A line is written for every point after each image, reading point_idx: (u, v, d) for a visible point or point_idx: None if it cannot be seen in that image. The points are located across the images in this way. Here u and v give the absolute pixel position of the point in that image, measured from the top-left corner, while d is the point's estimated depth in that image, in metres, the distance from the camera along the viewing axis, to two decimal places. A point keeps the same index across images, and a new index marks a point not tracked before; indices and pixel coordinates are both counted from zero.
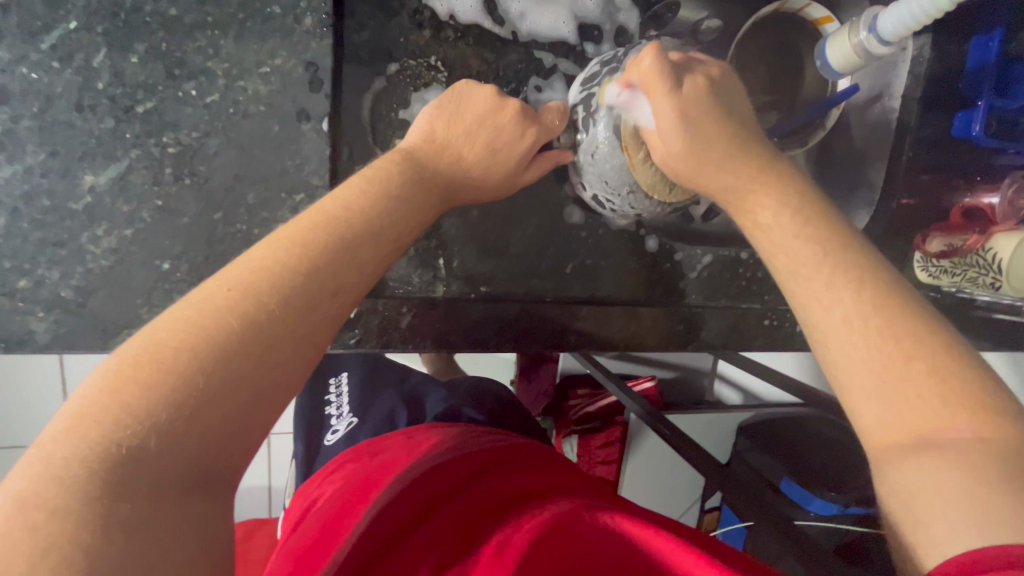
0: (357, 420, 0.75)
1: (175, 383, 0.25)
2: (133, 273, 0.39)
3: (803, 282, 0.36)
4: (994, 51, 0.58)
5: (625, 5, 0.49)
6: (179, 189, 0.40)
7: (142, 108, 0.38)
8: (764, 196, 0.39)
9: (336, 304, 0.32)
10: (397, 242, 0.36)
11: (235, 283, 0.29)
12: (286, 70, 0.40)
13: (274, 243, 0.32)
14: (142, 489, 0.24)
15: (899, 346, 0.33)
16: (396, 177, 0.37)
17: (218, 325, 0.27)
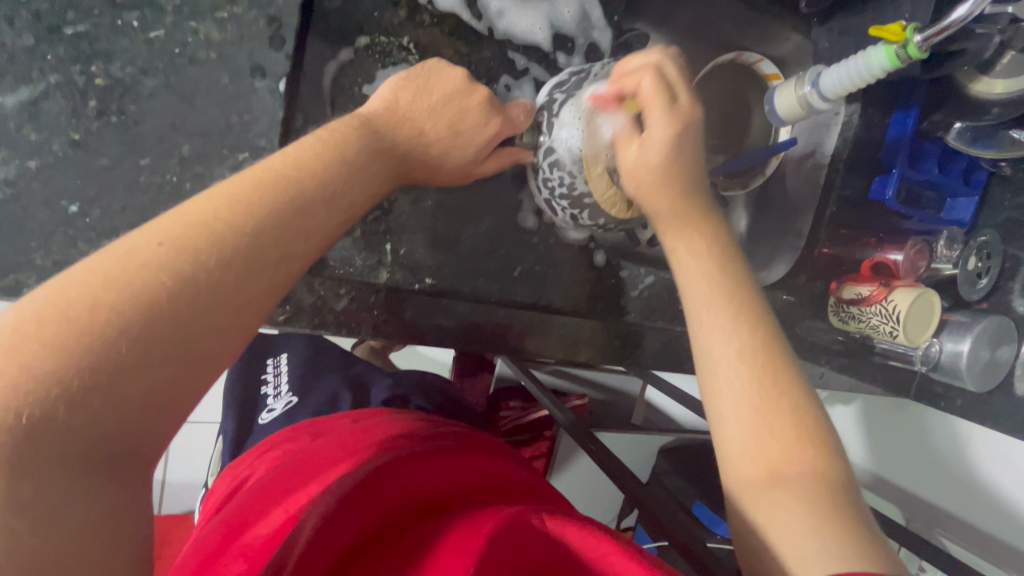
0: (297, 400, 0.71)
1: (95, 347, 0.23)
2: (32, 212, 0.35)
3: (710, 315, 0.39)
4: (911, 126, 0.66)
5: (600, 24, 0.50)
6: (101, 126, 0.36)
7: (71, 31, 0.35)
8: (692, 238, 0.42)
9: (283, 271, 0.30)
10: (349, 215, 0.34)
11: (169, 237, 0.26)
12: (245, 21, 0.38)
13: (214, 197, 0.29)
14: (50, 468, 0.21)
15: (773, 383, 0.37)
16: (351, 145, 0.35)
17: (146, 282, 0.24)
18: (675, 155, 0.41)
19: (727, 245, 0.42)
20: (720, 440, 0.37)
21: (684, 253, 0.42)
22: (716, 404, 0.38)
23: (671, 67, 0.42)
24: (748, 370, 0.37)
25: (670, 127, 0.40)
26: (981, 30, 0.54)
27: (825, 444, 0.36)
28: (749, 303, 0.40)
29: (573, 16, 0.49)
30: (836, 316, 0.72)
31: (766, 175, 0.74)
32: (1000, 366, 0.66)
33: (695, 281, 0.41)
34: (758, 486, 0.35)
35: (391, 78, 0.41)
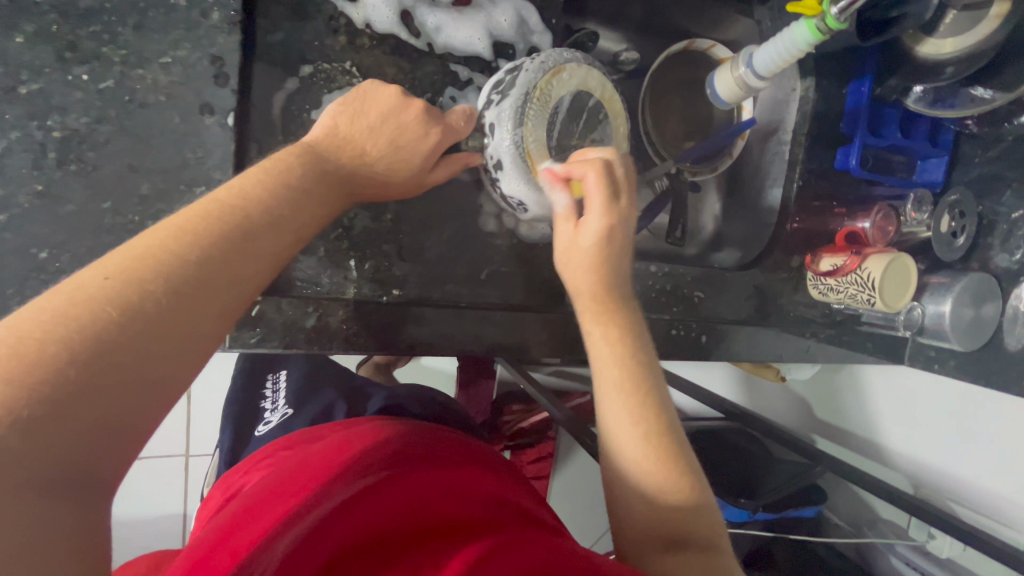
0: (291, 412, 0.74)
1: (48, 379, 0.24)
2: (5, 261, 0.37)
3: (617, 400, 0.43)
4: (866, 95, 0.67)
5: (538, 28, 0.52)
6: (63, 175, 0.38)
7: (26, 89, 0.37)
8: (604, 326, 0.45)
9: (232, 296, 0.32)
10: (299, 234, 0.37)
11: (116, 272, 0.28)
12: (189, 62, 0.40)
13: (161, 229, 0.31)
14: (3, 491, 0.22)
15: (665, 463, 0.42)
16: (297, 169, 0.38)
17: (96, 315, 0.26)
18: (602, 251, 0.45)
19: (633, 322, 0.46)
20: (622, 500, 0.43)
21: (598, 338, 0.45)
22: (619, 473, 0.43)
23: (619, 168, 0.45)
24: (647, 447, 0.42)
25: (605, 218, 0.44)
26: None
27: (708, 507, 0.42)
28: (648, 386, 0.44)
29: (511, 23, 0.51)
30: (815, 289, 0.71)
31: (734, 157, 0.75)
32: (986, 323, 0.66)
33: (604, 366, 0.44)
34: (646, 540, 0.42)
35: (334, 103, 0.43)
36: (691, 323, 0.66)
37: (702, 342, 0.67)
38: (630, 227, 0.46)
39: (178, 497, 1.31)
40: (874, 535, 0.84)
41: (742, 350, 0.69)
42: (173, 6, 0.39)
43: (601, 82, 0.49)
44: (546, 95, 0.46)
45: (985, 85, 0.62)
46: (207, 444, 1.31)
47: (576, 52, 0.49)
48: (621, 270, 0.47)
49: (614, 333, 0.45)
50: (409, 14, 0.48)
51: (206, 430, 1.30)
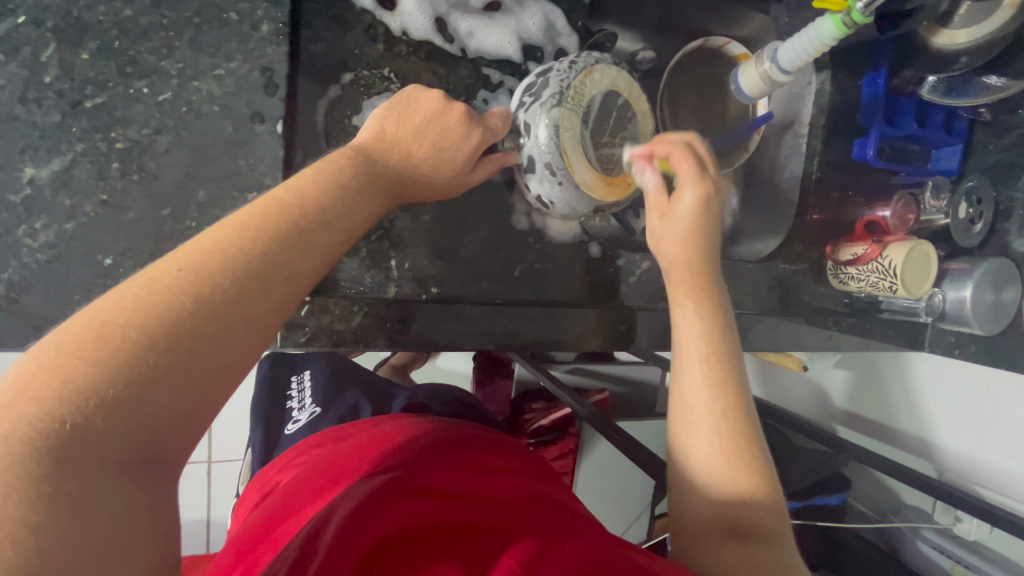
0: (319, 409, 0.76)
1: (130, 362, 0.26)
2: (73, 268, 0.39)
3: (695, 365, 0.44)
4: (881, 87, 0.68)
5: (565, 30, 0.54)
6: (125, 184, 0.40)
7: (90, 103, 0.39)
8: (688, 298, 0.46)
9: (290, 289, 0.33)
10: (350, 233, 0.38)
11: (187, 263, 0.30)
12: (241, 73, 0.41)
13: (226, 226, 0.33)
14: (88, 469, 0.24)
15: (735, 441, 0.42)
16: (348, 171, 0.39)
17: (170, 304, 0.28)
18: (693, 228, 0.46)
19: (725, 311, 0.46)
20: (685, 478, 0.44)
21: (690, 316, 0.45)
22: (688, 451, 0.44)
23: (701, 146, 0.47)
24: (720, 425, 0.43)
25: (700, 190, 0.46)
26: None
27: (777, 497, 0.42)
28: (726, 366, 0.44)
29: (539, 27, 0.53)
30: (835, 278, 0.73)
31: (749, 151, 0.76)
32: (1008, 307, 0.67)
33: (690, 338, 0.45)
34: (708, 520, 0.42)
35: (377, 108, 0.45)
36: None
37: None
38: (722, 209, 0.47)
39: (202, 503, 1.33)
40: (900, 522, 0.84)
41: (768, 339, 0.70)
42: (226, 20, 0.41)
43: (630, 83, 0.50)
44: (580, 95, 0.48)
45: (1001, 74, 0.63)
46: (230, 450, 1.32)
47: (606, 57, 0.51)
48: (718, 266, 0.48)
49: (701, 312, 0.45)
50: (443, 20, 0.49)
51: (228, 436, 1.32)
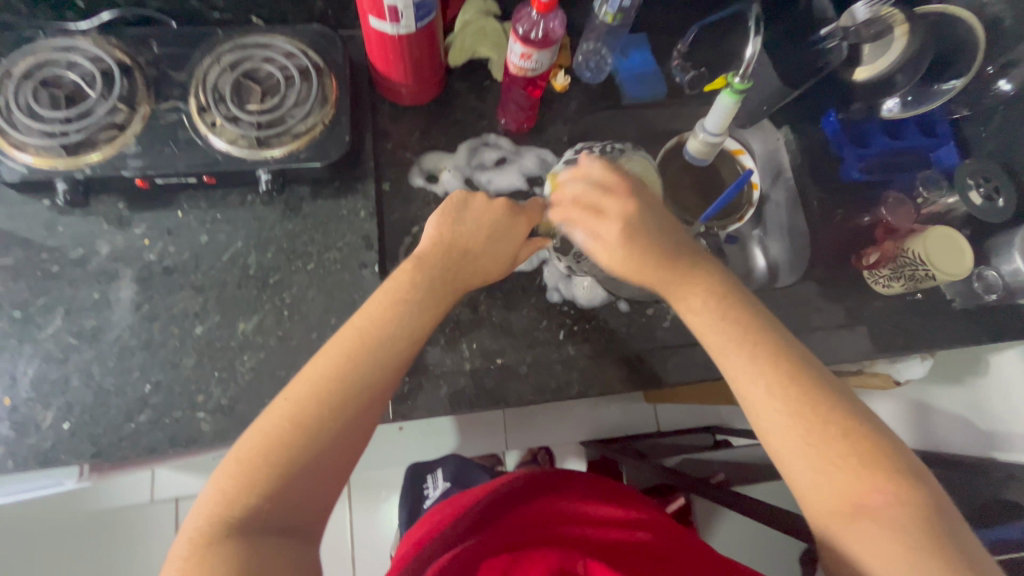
0: (450, 483, 0.91)
1: (267, 465, 0.44)
2: (265, 381, 0.60)
3: (730, 358, 0.48)
4: (836, 123, 0.80)
5: (554, 161, 0.76)
6: (292, 322, 0.63)
7: (273, 280, 0.64)
8: (692, 290, 0.52)
9: (368, 392, 0.48)
10: (416, 331, 0.53)
11: (295, 394, 0.47)
12: (351, 242, 0.66)
13: (324, 355, 0.50)
14: (248, 529, 0.41)
15: (815, 412, 0.44)
16: (410, 283, 0.55)
17: (280, 423, 0.46)
18: (629, 228, 0.53)
19: (736, 294, 0.52)
20: (792, 478, 0.44)
21: (696, 304, 0.51)
22: (784, 468, 0.44)
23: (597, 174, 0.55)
24: (782, 395, 0.45)
25: (617, 215, 0.53)
26: (831, 45, 0.70)
27: (895, 465, 0.42)
28: (763, 341, 0.48)
29: (535, 164, 0.75)
30: (876, 283, 0.75)
31: (755, 203, 0.83)
32: None
33: (710, 326, 0.50)
34: (837, 526, 0.41)
35: (433, 215, 0.61)
36: None
37: None
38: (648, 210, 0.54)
39: None
40: None
41: (823, 351, 0.73)
42: (341, 214, 0.67)
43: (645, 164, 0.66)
44: None
45: (951, 78, 0.74)
46: None
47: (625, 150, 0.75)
48: (673, 240, 0.54)
49: (737, 333, 0.49)
50: (469, 178, 0.73)
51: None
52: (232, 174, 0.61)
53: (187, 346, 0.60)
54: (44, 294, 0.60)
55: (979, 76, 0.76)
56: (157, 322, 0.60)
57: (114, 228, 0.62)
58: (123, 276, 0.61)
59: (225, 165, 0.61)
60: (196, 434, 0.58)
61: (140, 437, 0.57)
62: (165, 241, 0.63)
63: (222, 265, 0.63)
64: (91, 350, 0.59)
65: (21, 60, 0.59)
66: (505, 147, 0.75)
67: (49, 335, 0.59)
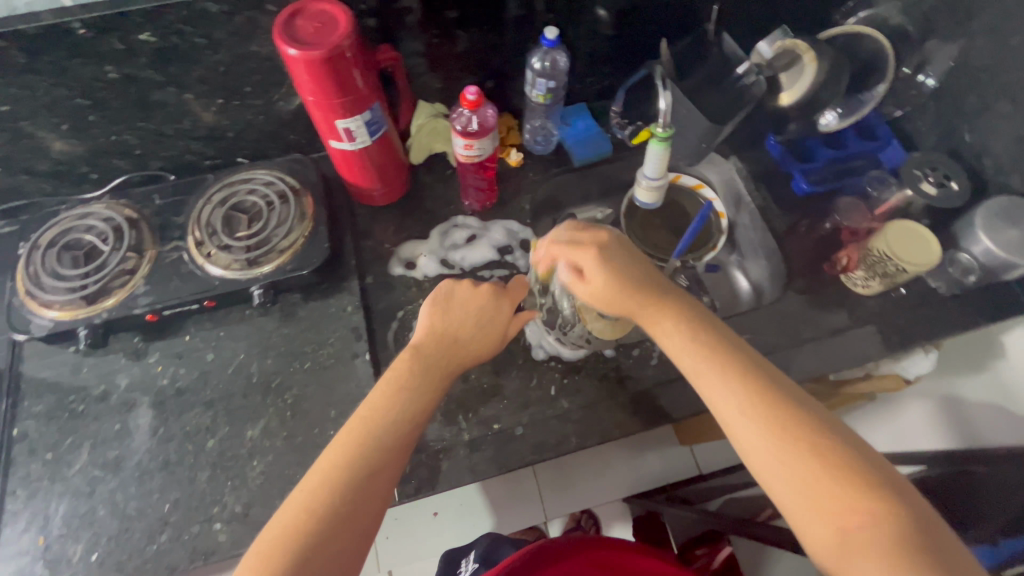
0: (480, 562, 0.89)
1: (285, 562, 0.45)
2: (275, 482, 0.63)
3: (704, 380, 0.48)
4: (778, 147, 0.85)
5: (520, 229, 0.82)
6: (295, 420, 0.66)
7: (274, 384, 0.69)
8: (663, 317, 0.53)
9: (376, 479, 0.50)
10: (415, 418, 0.55)
11: (308, 485, 0.50)
12: (343, 336, 0.71)
13: (336, 450, 0.52)
14: None
15: (788, 429, 0.44)
16: (409, 371, 0.57)
17: (296, 516, 0.47)
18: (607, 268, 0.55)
19: (704, 319, 0.52)
20: (775, 494, 0.43)
21: (667, 330, 0.52)
22: (771, 484, 0.44)
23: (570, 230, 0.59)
24: (755, 413, 0.45)
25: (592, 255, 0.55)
26: (750, 80, 0.75)
27: (875, 476, 0.42)
28: (734, 362, 0.48)
29: (503, 235, 0.81)
30: (856, 285, 0.76)
31: (724, 231, 0.87)
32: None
33: (682, 351, 0.50)
34: (835, 553, 0.40)
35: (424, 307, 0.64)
36: None
37: None
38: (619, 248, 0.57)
39: None
40: None
41: (818, 362, 0.73)
42: (331, 312, 0.73)
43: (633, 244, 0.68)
44: None
45: (872, 86, 0.79)
46: None
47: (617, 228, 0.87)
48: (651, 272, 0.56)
49: (712, 357, 0.49)
50: (445, 259, 0.79)
51: None
52: (229, 294, 0.68)
53: (202, 459, 0.64)
54: (72, 433, 0.65)
55: (898, 78, 0.82)
56: (173, 441, 0.65)
57: (132, 361, 0.69)
58: (140, 404, 0.67)
59: (222, 288, 0.68)
60: (214, 545, 0.60)
61: (163, 556, 0.59)
62: (176, 365, 0.69)
63: (229, 377, 0.69)
64: (116, 479, 0.63)
65: (48, 233, 0.70)
66: (473, 225, 0.82)
67: (78, 470, 0.63)
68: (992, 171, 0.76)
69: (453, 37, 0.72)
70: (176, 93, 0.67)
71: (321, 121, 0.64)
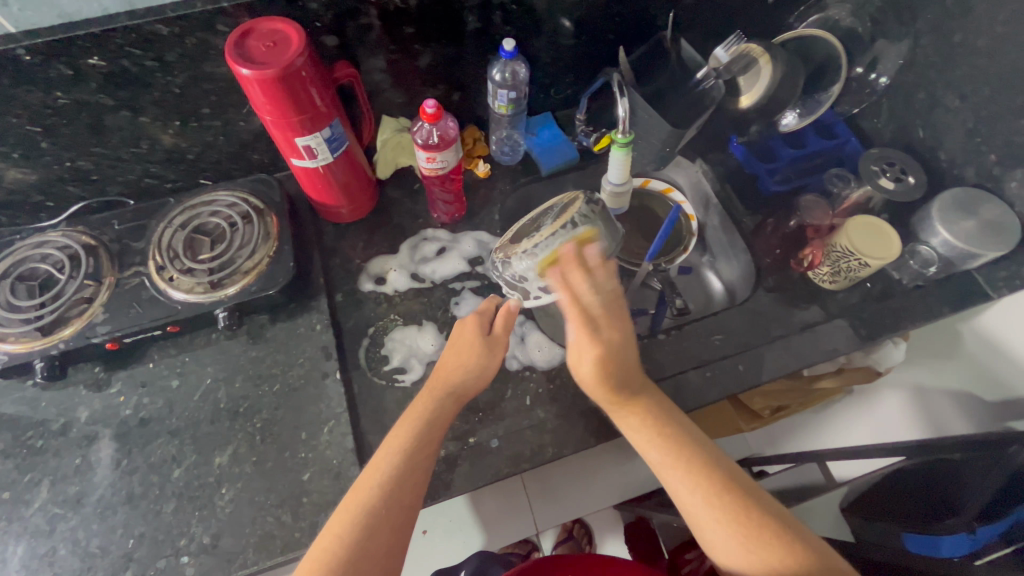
0: None
1: None
2: (245, 510, 0.61)
3: (671, 472, 0.50)
4: (740, 150, 0.87)
5: (490, 239, 0.82)
6: (265, 445, 0.65)
7: (243, 408, 0.67)
8: (628, 414, 0.53)
9: (387, 513, 0.50)
10: (421, 450, 0.55)
11: (326, 530, 0.50)
12: (312, 356, 0.70)
13: (334, 516, 0.51)
14: None
15: (749, 520, 0.47)
16: (411, 413, 0.58)
17: (315, 558, 0.48)
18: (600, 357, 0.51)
19: (663, 411, 0.54)
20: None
21: (632, 423, 0.53)
22: (735, 570, 0.46)
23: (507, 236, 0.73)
24: (717, 508, 0.48)
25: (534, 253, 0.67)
26: (708, 84, 0.76)
27: (823, 559, 0.45)
28: (696, 457, 0.50)
29: (473, 246, 0.81)
30: (823, 281, 0.77)
31: (694, 232, 0.86)
32: (977, 232, 0.70)
33: (647, 447, 0.52)
34: None
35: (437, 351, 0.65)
36: (722, 360, 0.72)
37: (742, 371, 0.72)
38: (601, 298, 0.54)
39: None
40: None
41: (791, 358, 0.73)
42: (299, 332, 0.72)
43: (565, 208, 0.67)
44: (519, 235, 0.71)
45: (827, 86, 0.81)
46: None
47: None
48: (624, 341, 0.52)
49: (673, 454, 0.51)
50: (415, 273, 0.79)
51: None
52: (192, 319, 0.67)
53: (167, 491, 0.62)
54: (30, 470, 0.63)
55: (853, 76, 0.84)
56: (137, 474, 0.63)
57: (93, 392, 0.67)
58: (103, 436, 0.65)
59: (184, 312, 0.66)
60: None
61: None
62: (140, 394, 0.67)
63: (195, 404, 0.67)
64: (76, 516, 0.60)
65: (2, 264, 0.68)
66: (443, 237, 0.81)
67: (37, 509, 0.61)
68: (947, 164, 0.78)
69: (412, 52, 0.72)
70: (130, 116, 0.66)
71: (280, 140, 0.63)
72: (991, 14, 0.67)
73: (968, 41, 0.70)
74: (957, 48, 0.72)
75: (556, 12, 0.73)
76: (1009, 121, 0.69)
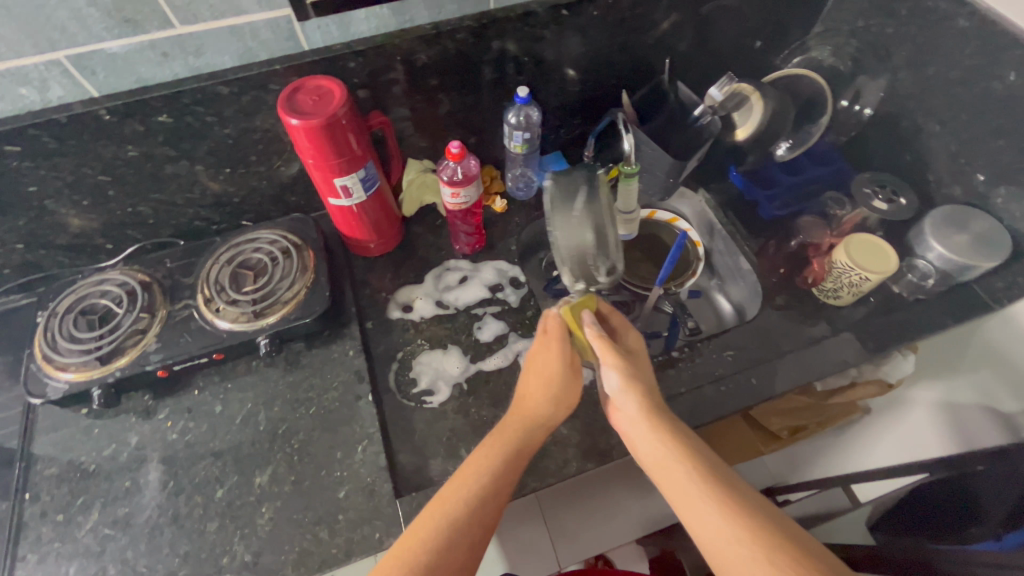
0: None
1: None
2: (283, 528, 0.64)
3: (671, 469, 0.53)
4: (739, 179, 0.94)
5: (509, 268, 0.87)
6: (302, 465, 0.68)
7: (281, 430, 0.71)
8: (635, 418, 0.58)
9: (474, 522, 0.53)
10: (514, 466, 0.58)
11: (410, 530, 0.53)
12: (346, 379, 0.75)
13: (421, 515, 0.54)
14: None
15: (742, 516, 0.47)
16: (504, 430, 0.61)
17: (399, 554, 0.50)
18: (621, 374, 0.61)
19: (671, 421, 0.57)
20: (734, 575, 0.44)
21: (637, 427, 0.57)
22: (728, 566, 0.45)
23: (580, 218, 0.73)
24: (713, 502, 0.49)
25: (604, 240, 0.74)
26: (706, 120, 0.83)
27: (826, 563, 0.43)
28: (696, 459, 0.53)
29: (493, 275, 0.86)
30: (827, 297, 0.81)
31: (701, 257, 0.91)
32: (966, 245, 0.74)
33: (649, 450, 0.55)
34: None
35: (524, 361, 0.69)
36: (735, 374, 0.75)
37: (755, 385, 0.74)
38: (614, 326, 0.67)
39: None
40: None
41: (802, 370, 0.76)
42: (333, 357, 0.76)
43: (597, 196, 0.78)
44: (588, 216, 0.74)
45: (816, 117, 0.88)
46: None
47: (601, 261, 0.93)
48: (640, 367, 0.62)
49: (671, 453, 0.53)
50: (440, 301, 0.84)
51: None
52: (236, 346, 0.72)
53: (211, 511, 0.65)
54: (83, 493, 0.66)
55: (839, 109, 0.91)
56: (183, 494, 0.66)
57: (142, 419, 0.71)
58: (151, 459, 0.69)
59: (229, 340, 0.72)
60: None
61: None
62: (185, 419, 0.71)
63: (236, 428, 0.71)
64: (125, 537, 0.63)
65: (65, 300, 0.74)
66: (465, 267, 0.87)
67: (88, 530, 0.64)
68: (936, 183, 0.84)
69: (436, 101, 0.80)
70: (187, 165, 0.73)
71: (320, 181, 0.70)
72: (958, 49, 0.73)
73: (942, 73, 0.77)
74: (933, 80, 0.79)
75: (564, 62, 0.81)
76: (988, 142, 0.74)
